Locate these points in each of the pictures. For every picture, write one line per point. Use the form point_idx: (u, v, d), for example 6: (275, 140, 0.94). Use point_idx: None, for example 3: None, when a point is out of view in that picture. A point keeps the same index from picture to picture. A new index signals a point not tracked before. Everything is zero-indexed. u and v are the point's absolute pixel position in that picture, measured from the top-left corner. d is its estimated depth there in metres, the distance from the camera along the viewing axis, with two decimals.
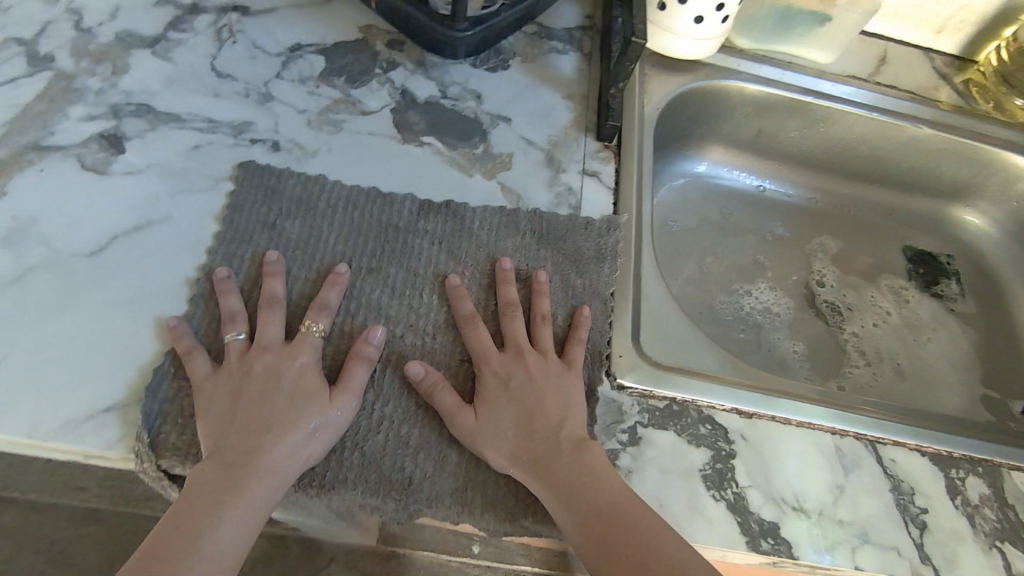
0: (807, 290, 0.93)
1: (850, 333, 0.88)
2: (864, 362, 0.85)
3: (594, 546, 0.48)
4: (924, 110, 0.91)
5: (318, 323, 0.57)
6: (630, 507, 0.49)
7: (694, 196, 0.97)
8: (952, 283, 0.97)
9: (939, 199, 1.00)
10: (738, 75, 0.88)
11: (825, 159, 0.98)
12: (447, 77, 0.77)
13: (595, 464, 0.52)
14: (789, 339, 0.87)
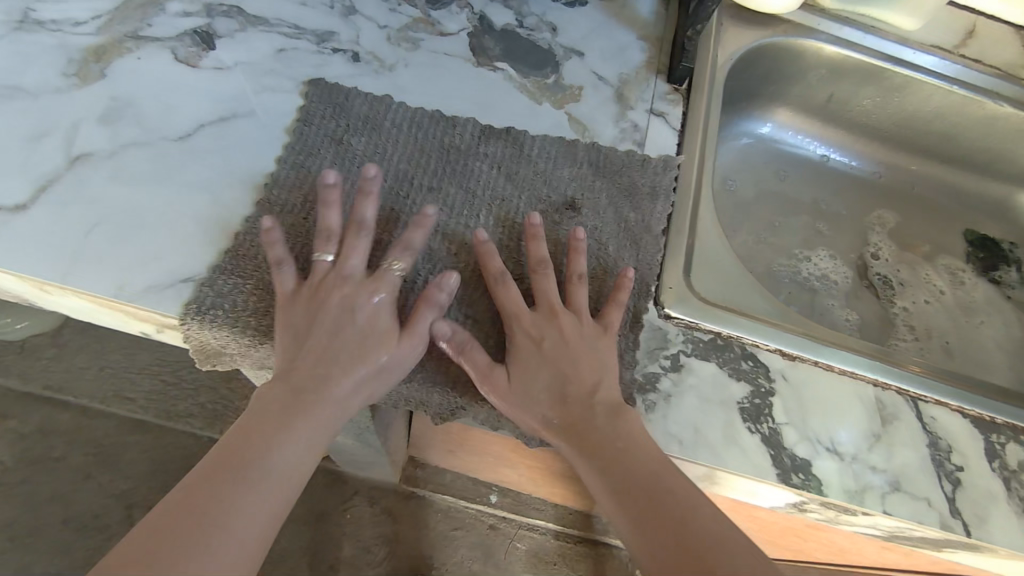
0: (860, 262, 0.93)
1: (905, 310, 0.88)
2: (911, 337, 0.85)
3: (632, 523, 0.48)
4: (1008, 88, 0.88)
5: (401, 262, 0.56)
6: (664, 476, 0.49)
7: (755, 158, 0.97)
8: (1011, 270, 0.94)
9: (1012, 185, 0.96)
10: (818, 35, 0.86)
11: (896, 133, 0.96)
12: (526, 7, 0.76)
13: (629, 431, 0.51)
14: (844, 308, 0.87)
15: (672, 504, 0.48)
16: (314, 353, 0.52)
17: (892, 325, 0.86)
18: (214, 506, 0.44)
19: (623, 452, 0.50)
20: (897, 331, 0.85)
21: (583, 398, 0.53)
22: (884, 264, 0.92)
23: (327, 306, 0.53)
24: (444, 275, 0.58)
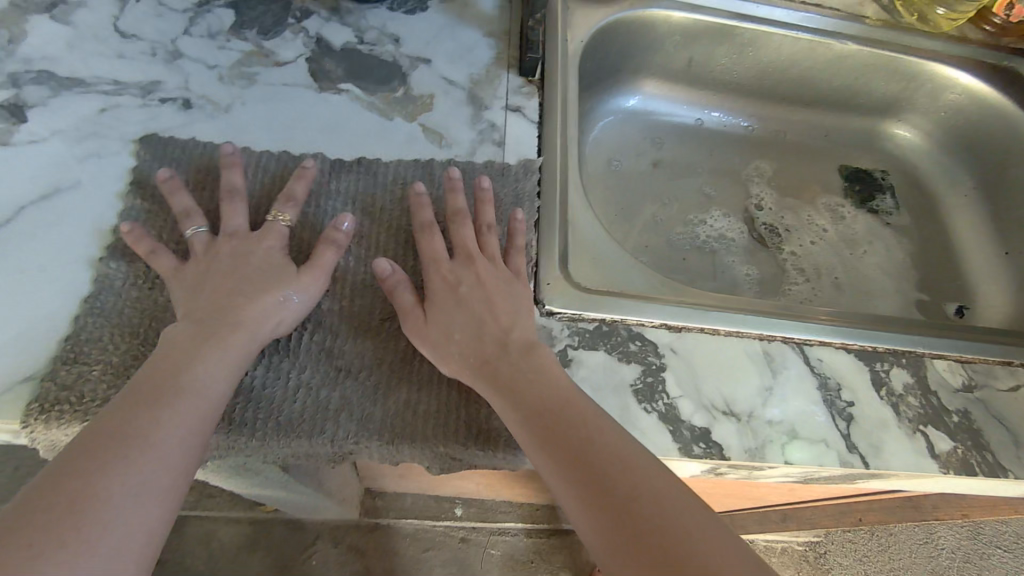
0: (746, 215, 0.94)
1: (793, 253, 0.91)
2: (803, 280, 0.88)
3: (560, 471, 0.45)
4: (850, 27, 0.92)
5: (287, 215, 0.57)
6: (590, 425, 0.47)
7: (632, 133, 0.97)
8: (886, 198, 1.00)
9: (873, 117, 1.01)
10: (663, 3, 0.87)
11: (759, 86, 0.98)
12: (364, 22, 0.74)
13: (545, 367, 0.51)
14: (738, 265, 0.88)
15: (636, 481, 0.43)
16: (214, 326, 0.50)
17: (782, 271, 0.89)
18: (131, 426, 0.43)
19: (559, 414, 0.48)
20: (790, 275, 0.88)
21: (528, 387, 0.49)
22: (768, 212, 0.95)
23: (215, 306, 0.51)
24: (309, 326, 0.55)
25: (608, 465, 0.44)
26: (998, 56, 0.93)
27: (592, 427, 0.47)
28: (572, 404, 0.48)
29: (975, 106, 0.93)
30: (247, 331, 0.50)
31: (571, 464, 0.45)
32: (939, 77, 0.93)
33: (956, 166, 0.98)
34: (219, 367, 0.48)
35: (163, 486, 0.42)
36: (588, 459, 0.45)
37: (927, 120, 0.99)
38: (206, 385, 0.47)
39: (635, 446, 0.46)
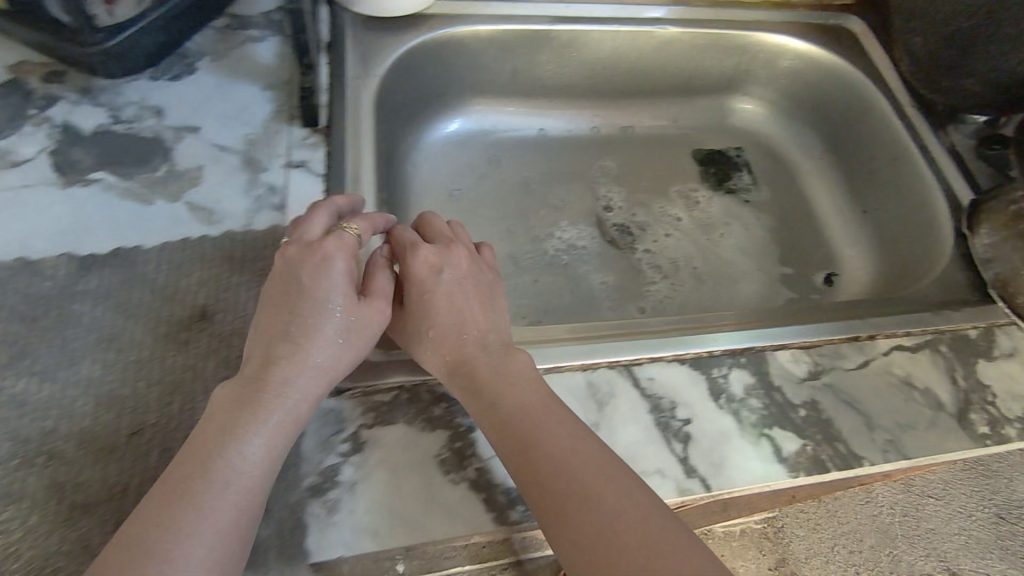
0: (596, 217, 0.90)
1: (648, 250, 0.87)
2: (660, 278, 0.85)
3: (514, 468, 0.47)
4: (668, 11, 0.88)
5: (356, 225, 0.56)
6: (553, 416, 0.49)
7: (468, 153, 0.91)
8: (743, 175, 0.96)
9: (718, 95, 0.98)
10: (468, 19, 0.82)
11: (595, 84, 0.94)
12: (119, 98, 0.67)
13: (518, 368, 0.52)
14: (592, 278, 0.84)
15: (613, 495, 0.44)
16: (246, 395, 0.46)
17: (638, 274, 0.85)
18: (179, 514, 0.40)
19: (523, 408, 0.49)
20: (647, 276, 0.85)
21: (513, 416, 0.49)
22: (621, 211, 0.91)
23: (246, 377, 0.47)
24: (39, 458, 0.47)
25: (566, 456, 0.46)
26: (821, 16, 0.92)
27: (571, 444, 0.47)
28: (559, 438, 0.47)
29: (810, 68, 0.92)
30: (282, 399, 0.46)
31: (541, 481, 0.46)
32: (768, 46, 0.91)
33: (803, 130, 0.97)
34: (256, 438, 0.44)
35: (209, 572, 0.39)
36: (558, 475, 0.45)
37: (768, 89, 0.96)
38: (243, 465, 0.43)
39: (589, 468, 0.46)
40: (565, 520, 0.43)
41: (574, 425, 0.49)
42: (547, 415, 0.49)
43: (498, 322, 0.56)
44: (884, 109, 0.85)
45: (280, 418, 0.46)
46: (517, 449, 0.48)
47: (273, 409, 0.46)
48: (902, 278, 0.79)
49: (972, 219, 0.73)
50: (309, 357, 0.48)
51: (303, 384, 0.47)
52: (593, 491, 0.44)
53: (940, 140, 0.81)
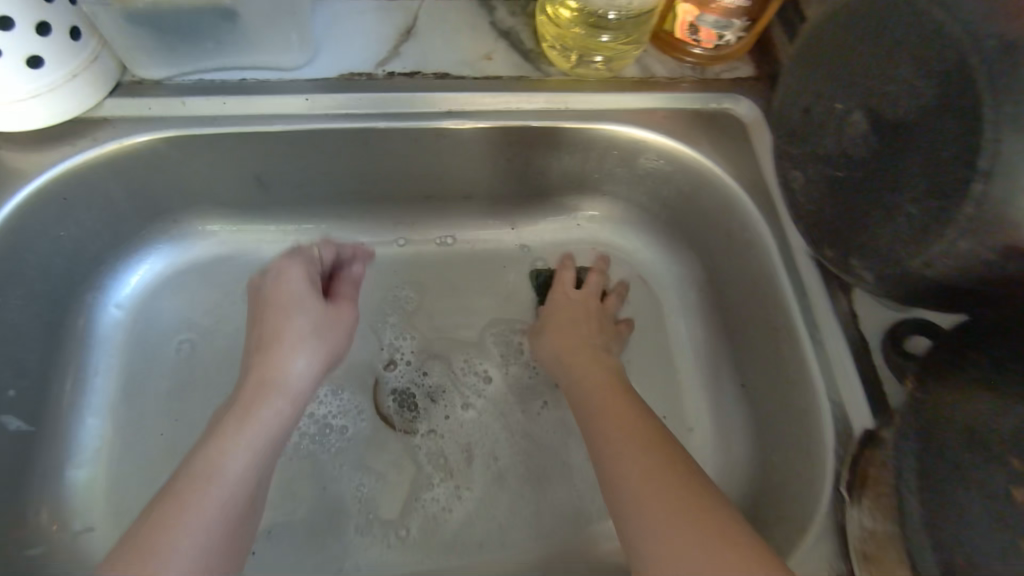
0: (372, 378, 0.65)
1: (432, 431, 0.63)
2: (442, 479, 0.61)
3: (637, 480, 0.45)
4: (466, 99, 0.61)
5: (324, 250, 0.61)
6: (665, 441, 0.48)
7: (200, 286, 0.66)
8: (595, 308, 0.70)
9: (566, 198, 0.71)
10: (153, 124, 0.57)
11: (386, 189, 0.68)
12: None
13: (590, 382, 0.56)
14: (342, 479, 0.61)
15: (692, 515, 0.42)
16: (251, 398, 0.50)
17: (410, 471, 0.61)
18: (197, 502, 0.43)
19: (607, 442, 0.49)
20: (425, 474, 0.61)
21: (630, 426, 0.50)
22: (408, 369, 0.66)
23: (251, 389, 0.51)
24: None
25: (676, 484, 0.44)
26: (697, 98, 0.64)
27: (665, 466, 0.45)
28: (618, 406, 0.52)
29: (679, 172, 0.65)
30: (287, 406, 0.51)
31: (673, 471, 0.45)
32: (619, 139, 0.64)
33: (679, 248, 0.70)
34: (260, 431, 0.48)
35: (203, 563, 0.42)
36: (653, 495, 0.44)
37: (632, 192, 0.69)
38: (259, 437, 0.48)
39: (686, 480, 0.44)
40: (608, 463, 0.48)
41: (654, 453, 0.46)
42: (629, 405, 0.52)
43: (612, 350, 0.62)
44: (769, 252, 0.59)
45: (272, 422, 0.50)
46: (634, 462, 0.46)
47: (272, 404, 0.50)
48: (767, 518, 0.54)
49: (855, 471, 0.49)
50: (276, 389, 0.51)
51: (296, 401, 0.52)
52: (673, 524, 0.42)
53: (837, 310, 0.55)
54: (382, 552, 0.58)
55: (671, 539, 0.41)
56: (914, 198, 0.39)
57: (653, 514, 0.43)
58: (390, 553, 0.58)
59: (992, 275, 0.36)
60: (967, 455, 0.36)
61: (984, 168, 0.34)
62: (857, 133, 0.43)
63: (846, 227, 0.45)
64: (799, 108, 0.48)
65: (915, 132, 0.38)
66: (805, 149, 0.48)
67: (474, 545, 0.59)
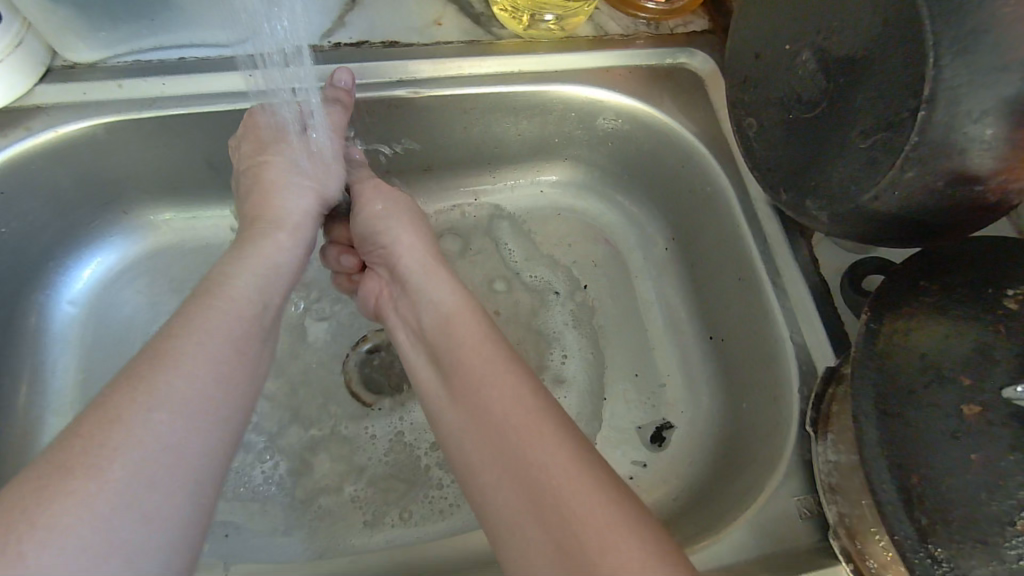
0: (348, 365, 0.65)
1: (436, 445, 0.62)
2: (454, 480, 0.60)
3: (491, 462, 0.38)
4: (418, 66, 0.60)
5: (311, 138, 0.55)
6: (493, 345, 0.44)
7: (142, 283, 0.65)
8: (552, 248, 0.70)
9: (530, 163, 0.71)
10: (91, 109, 0.55)
11: None
12: None
13: (411, 264, 0.52)
14: (331, 490, 0.59)
15: (556, 475, 0.36)
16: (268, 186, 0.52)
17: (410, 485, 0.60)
18: (178, 345, 0.37)
19: (478, 395, 0.41)
20: (429, 479, 0.60)
21: (461, 362, 0.43)
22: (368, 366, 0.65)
23: (250, 226, 0.50)
24: None
25: (518, 442, 0.38)
26: (653, 53, 0.64)
27: (500, 404, 0.40)
28: (484, 363, 0.42)
29: (640, 130, 0.64)
30: (232, 323, 0.41)
31: (538, 431, 0.38)
32: (577, 100, 0.63)
33: (643, 209, 0.70)
34: (235, 305, 0.42)
35: (179, 451, 0.34)
36: (526, 464, 0.37)
37: (594, 154, 0.69)
38: (263, 267, 0.46)
39: (551, 434, 0.38)
40: (479, 443, 0.39)
41: (505, 358, 0.43)
42: (494, 354, 0.43)
43: (439, 277, 0.50)
44: (730, 202, 0.59)
45: (245, 346, 0.40)
46: (472, 425, 0.40)
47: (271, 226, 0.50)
48: (742, 464, 0.55)
49: (820, 410, 0.48)
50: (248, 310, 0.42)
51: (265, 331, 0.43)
52: (552, 485, 0.35)
53: (798, 255, 0.56)
54: (386, 540, 0.57)
55: (552, 534, 0.34)
56: (864, 132, 0.39)
57: (538, 509, 0.35)
58: (379, 542, 0.57)
59: (943, 205, 0.37)
60: (919, 378, 0.36)
61: (928, 98, 0.35)
62: (808, 73, 0.44)
63: (801, 169, 0.45)
64: (752, 53, 0.48)
65: (869, 67, 0.39)
66: (759, 94, 0.48)
67: (467, 514, 0.59)
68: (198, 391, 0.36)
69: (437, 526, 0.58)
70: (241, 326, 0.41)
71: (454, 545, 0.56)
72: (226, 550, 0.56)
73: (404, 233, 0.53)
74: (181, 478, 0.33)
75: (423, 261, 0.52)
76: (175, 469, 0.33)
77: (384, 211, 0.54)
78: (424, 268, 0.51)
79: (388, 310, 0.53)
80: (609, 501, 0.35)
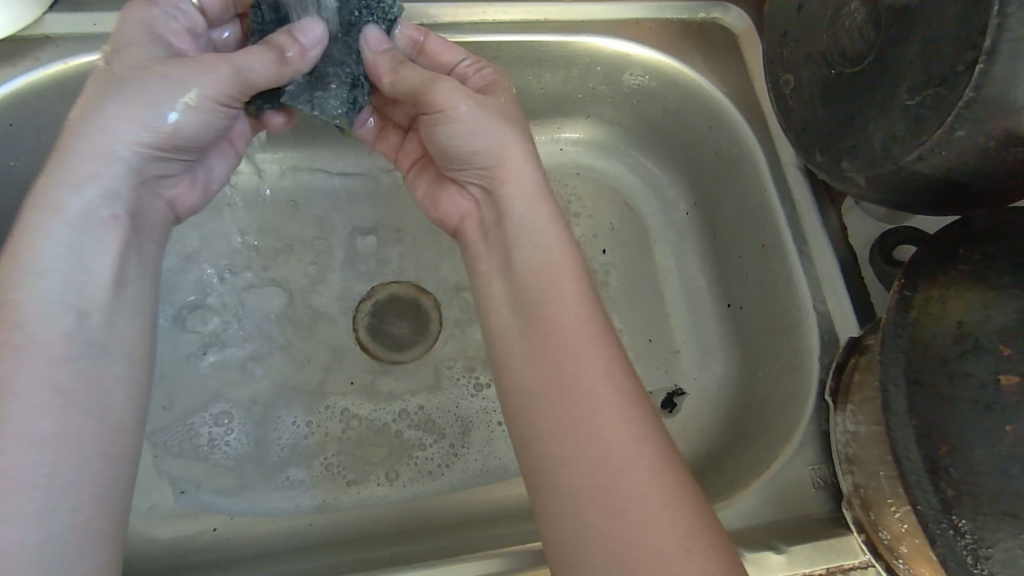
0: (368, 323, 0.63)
1: (403, 411, 0.60)
2: (434, 440, 0.59)
3: (566, 446, 0.36)
4: (441, 9, 0.58)
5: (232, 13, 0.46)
6: (587, 318, 0.40)
7: None
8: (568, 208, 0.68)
9: (550, 118, 0.69)
10: (101, 41, 0.53)
11: None
12: None
13: (515, 196, 0.46)
14: (311, 460, 0.58)
15: (638, 476, 0.34)
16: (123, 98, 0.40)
17: (386, 450, 0.58)
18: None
19: (563, 372, 0.38)
20: (407, 440, 0.59)
21: (553, 328, 0.40)
22: (379, 315, 0.63)
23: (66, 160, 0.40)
24: None
25: (601, 434, 0.36)
26: (686, 7, 0.61)
27: (590, 389, 0.37)
28: (575, 327, 0.40)
29: (666, 87, 0.62)
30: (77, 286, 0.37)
31: (626, 422, 0.36)
32: (603, 53, 0.61)
33: (664, 171, 0.68)
34: (38, 291, 0.37)
35: (61, 451, 0.34)
36: (610, 459, 0.35)
37: (618, 111, 0.67)
38: (88, 221, 0.39)
39: (638, 429, 0.36)
40: (554, 406, 0.37)
41: (601, 338, 0.39)
42: (588, 321, 0.40)
43: (545, 218, 0.44)
44: (758, 165, 0.57)
45: (95, 329, 0.38)
46: (547, 401, 0.38)
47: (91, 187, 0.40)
48: (754, 433, 0.54)
49: (841, 380, 0.47)
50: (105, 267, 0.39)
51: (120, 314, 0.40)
52: (624, 486, 0.34)
53: (826, 223, 0.54)
54: (375, 495, 0.57)
55: (630, 534, 0.33)
56: (912, 87, 0.37)
57: (615, 507, 0.34)
58: (377, 496, 0.57)
59: (991, 167, 0.35)
60: (956, 347, 0.35)
61: (989, 50, 0.33)
62: (855, 26, 0.41)
63: (839, 127, 0.43)
64: (795, 4, 0.46)
65: (922, 19, 0.37)
66: (798, 49, 0.46)
67: (459, 467, 0.58)
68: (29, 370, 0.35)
69: (426, 483, 0.57)
70: (90, 288, 0.38)
71: (449, 500, 0.57)
72: (223, 507, 0.55)
73: (512, 151, 0.46)
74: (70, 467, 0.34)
75: (541, 193, 0.46)
76: (67, 464, 0.34)
77: (484, 119, 0.46)
78: (531, 197, 0.45)
79: (473, 234, 0.48)
80: (660, 473, 0.35)
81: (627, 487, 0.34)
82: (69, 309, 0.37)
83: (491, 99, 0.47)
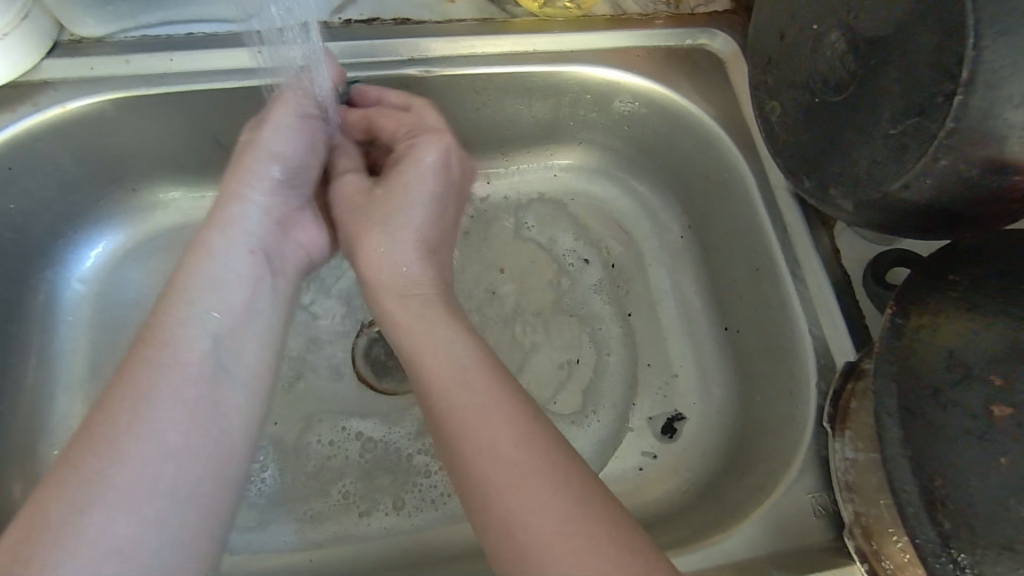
0: (365, 354, 0.63)
1: (405, 440, 0.60)
2: (439, 471, 0.59)
3: (455, 478, 0.36)
4: (430, 44, 0.58)
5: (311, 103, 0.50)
6: (460, 348, 0.40)
7: (148, 260, 0.64)
8: (563, 233, 0.69)
9: (542, 145, 0.69)
10: (97, 85, 0.54)
11: None
12: None
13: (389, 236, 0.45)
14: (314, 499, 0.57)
15: (510, 495, 0.33)
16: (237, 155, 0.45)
17: (389, 480, 0.58)
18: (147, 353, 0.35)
19: (441, 400, 0.38)
20: (413, 469, 0.58)
21: (425, 364, 0.40)
22: (378, 344, 0.64)
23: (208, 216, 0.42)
24: None
25: (479, 463, 0.35)
26: (673, 34, 0.61)
27: (465, 414, 0.36)
28: (444, 359, 0.39)
29: (656, 113, 0.62)
30: (231, 313, 0.39)
31: (504, 446, 0.35)
32: (592, 81, 0.61)
33: (657, 194, 0.68)
34: (198, 313, 0.38)
35: (171, 482, 0.32)
36: (490, 486, 0.34)
37: (609, 137, 0.67)
38: (226, 265, 0.40)
39: (516, 451, 0.35)
40: (442, 439, 0.37)
41: (475, 361, 0.39)
42: (461, 351, 0.39)
43: (410, 258, 0.45)
44: (749, 188, 0.57)
45: (228, 356, 0.37)
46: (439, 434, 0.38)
47: (248, 220, 0.42)
48: (755, 459, 0.53)
49: (838, 405, 0.46)
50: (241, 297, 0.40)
51: (251, 323, 0.39)
52: (503, 508, 0.33)
53: (818, 245, 0.54)
54: (374, 530, 0.56)
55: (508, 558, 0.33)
56: (893, 116, 0.38)
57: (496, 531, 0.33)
58: (377, 531, 0.56)
59: (975, 193, 0.35)
60: (948, 377, 0.34)
61: (966, 81, 0.33)
62: (835, 55, 0.42)
63: (826, 154, 0.43)
64: (777, 33, 0.46)
65: (899, 48, 0.37)
66: (783, 76, 0.46)
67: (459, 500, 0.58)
68: (182, 387, 0.35)
69: (428, 517, 0.57)
70: (226, 318, 0.38)
71: (448, 536, 0.56)
72: (227, 543, 0.55)
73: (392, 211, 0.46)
74: (179, 497, 0.32)
75: (416, 248, 0.45)
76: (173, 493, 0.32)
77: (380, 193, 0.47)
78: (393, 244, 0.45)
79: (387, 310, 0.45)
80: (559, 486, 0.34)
81: (521, 520, 0.33)
82: (211, 332, 0.37)
83: (412, 179, 0.47)
